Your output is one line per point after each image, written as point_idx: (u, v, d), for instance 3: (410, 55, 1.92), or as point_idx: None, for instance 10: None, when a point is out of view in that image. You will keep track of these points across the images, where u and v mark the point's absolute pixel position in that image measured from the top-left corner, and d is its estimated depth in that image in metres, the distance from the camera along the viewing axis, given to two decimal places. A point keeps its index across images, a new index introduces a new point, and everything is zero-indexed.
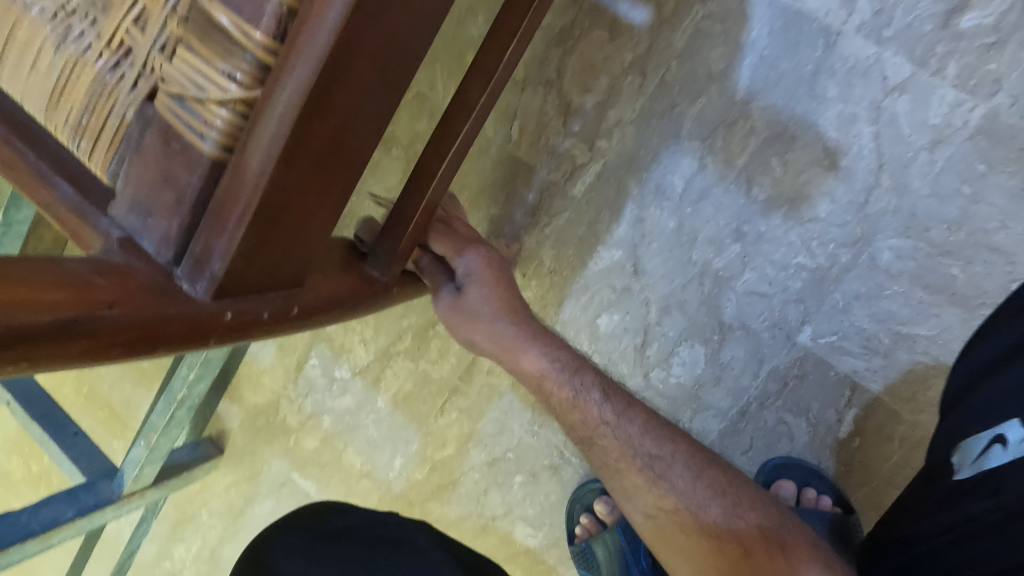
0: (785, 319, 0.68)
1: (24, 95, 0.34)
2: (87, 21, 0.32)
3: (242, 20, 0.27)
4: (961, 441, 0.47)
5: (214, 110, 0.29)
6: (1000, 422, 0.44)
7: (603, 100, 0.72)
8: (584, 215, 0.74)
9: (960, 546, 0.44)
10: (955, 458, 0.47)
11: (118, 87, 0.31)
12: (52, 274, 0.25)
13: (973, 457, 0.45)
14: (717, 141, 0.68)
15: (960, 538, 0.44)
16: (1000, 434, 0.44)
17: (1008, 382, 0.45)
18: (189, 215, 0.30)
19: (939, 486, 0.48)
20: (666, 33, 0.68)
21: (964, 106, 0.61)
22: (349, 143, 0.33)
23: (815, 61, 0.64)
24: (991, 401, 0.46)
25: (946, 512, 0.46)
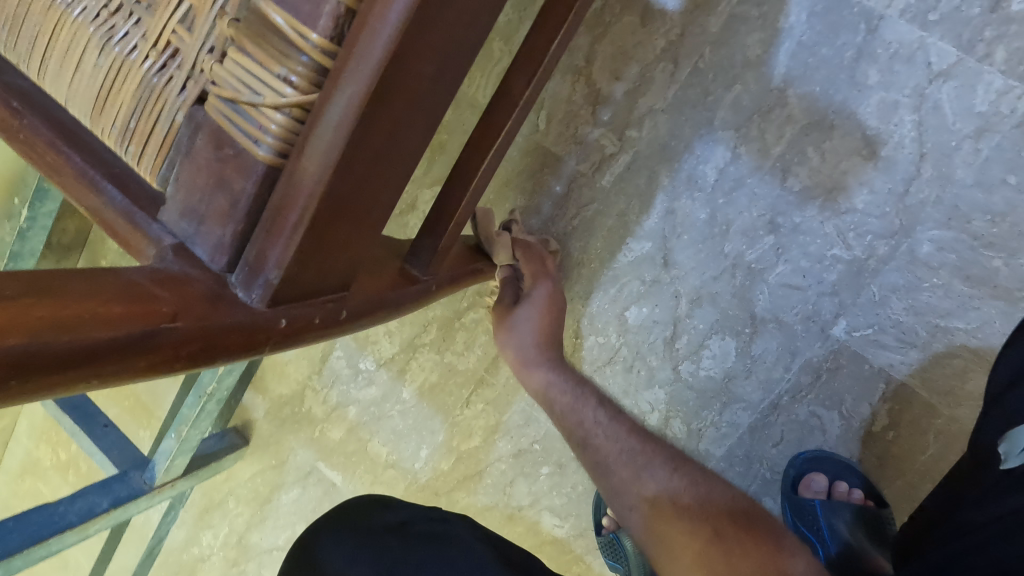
0: (819, 312, 0.67)
1: (67, 98, 0.33)
2: (131, 21, 0.31)
3: (298, 21, 0.26)
4: (1009, 431, 0.47)
5: (269, 115, 0.28)
6: None
7: (634, 88, 0.70)
8: (613, 206, 0.73)
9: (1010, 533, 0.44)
10: (1001, 448, 0.48)
11: (166, 90, 0.30)
12: (109, 288, 0.24)
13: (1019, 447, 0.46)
14: (752, 130, 0.67)
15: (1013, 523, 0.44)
16: None
17: None
18: (244, 222, 0.29)
19: (987, 477, 0.49)
20: (701, 17, 0.66)
21: (1012, 93, 0.59)
22: (401, 144, 0.32)
23: (856, 47, 0.62)
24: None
25: (994, 504, 0.47)
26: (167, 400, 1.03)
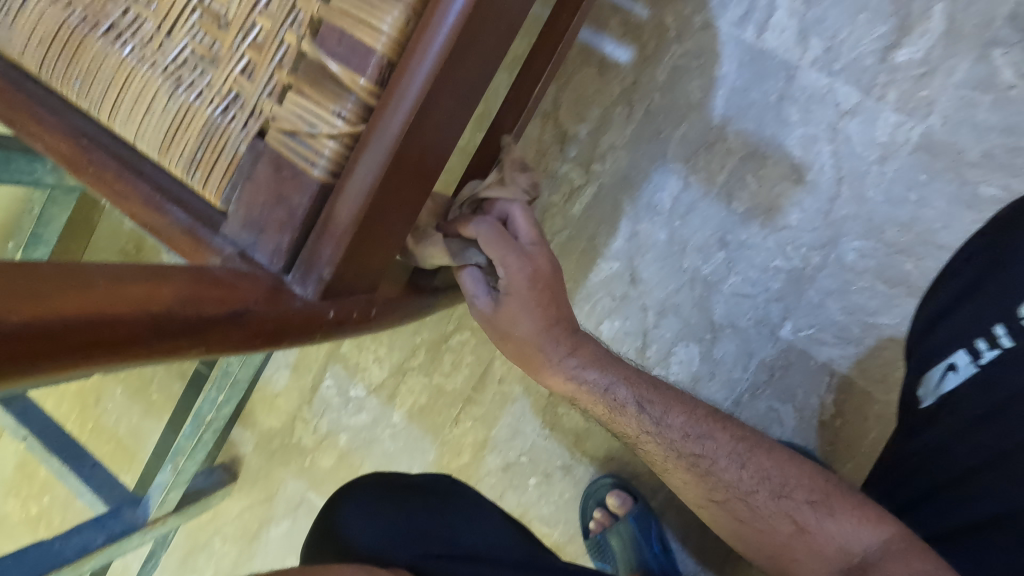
0: (768, 316, 0.77)
1: (136, 137, 0.39)
2: (197, 73, 0.38)
3: (350, 69, 0.34)
4: (924, 373, 0.53)
5: (324, 142, 0.35)
6: (949, 353, 0.50)
7: (597, 128, 0.80)
8: (584, 231, 0.82)
9: (942, 455, 0.50)
10: (918, 390, 0.53)
11: (230, 127, 0.37)
12: (203, 279, 0.30)
13: (935, 385, 0.51)
14: (699, 161, 0.78)
15: (953, 441, 0.49)
16: (952, 361, 0.50)
17: (954, 322, 0.51)
18: (300, 230, 0.36)
19: (912, 414, 0.54)
20: (649, 68, 0.78)
21: (905, 126, 0.71)
22: (425, 167, 0.39)
23: (779, 90, 0.74)
24: (949, 337, 0.51)
25: (922, 434, 0.52)
26: (149, 443, 1.03)
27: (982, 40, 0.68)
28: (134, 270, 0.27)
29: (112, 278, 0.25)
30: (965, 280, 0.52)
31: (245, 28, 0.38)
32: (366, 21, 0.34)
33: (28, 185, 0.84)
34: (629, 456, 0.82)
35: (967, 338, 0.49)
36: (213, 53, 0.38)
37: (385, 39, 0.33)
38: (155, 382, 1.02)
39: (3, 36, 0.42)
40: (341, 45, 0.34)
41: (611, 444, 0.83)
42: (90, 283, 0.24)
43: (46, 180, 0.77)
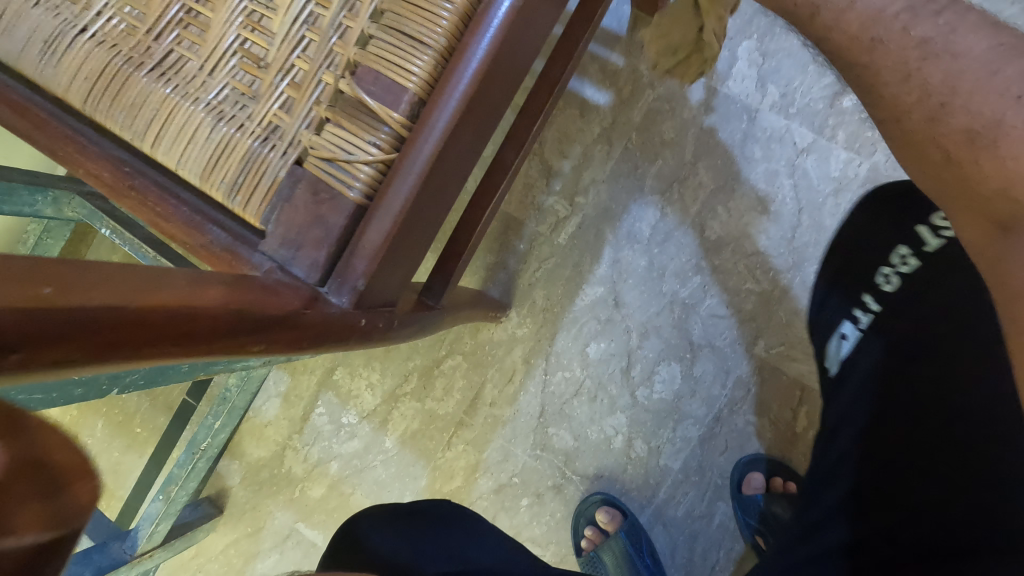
0: (742, 335, 0.83)
1: (177, 165, 0.43)
2: (238, 108, 0.42)
3: (385, 105, 0.39)
4: (827, 349, 0.56)
5: (359, 168, 0.39)
6: (839, 325, 0.55)
7: (580, 164, 0.87)
8: (570, 258, 0.87)
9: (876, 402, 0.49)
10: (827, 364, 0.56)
11: (270, 156, 0.41)
12: (256, 287, 0.33)
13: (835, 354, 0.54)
14: (673, 195, 0.85)
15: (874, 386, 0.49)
16: (841, 332, 0.54)
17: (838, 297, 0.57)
18: (335, 246, 0.39)
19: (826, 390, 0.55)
20: (626, 110, 0.86)
21: (854, 162, 0.81)
22: (444, 191, 0.43)
23: (743, 131, 0.83)
24: (836, 313, 0.56)
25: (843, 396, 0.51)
26: (129, 479, 1.01)
27: None
28: (204, 274, 0.30)
29: (191, 278, 0.28)
30: (832, 270, 0.59)
31: (285, 70, 0.42)
32: (400, 66, 0.39)
33: (24, 217, 0.86)
34: (618, 473, 0.86)
35: (847, 311, 0.54)
36: (254, 91, 0.43)
37: (417, 79, 0.39)
38: (139, 415, 1.01)
39: (50, 74, 0.45)
40: (377, 84, 0.39)
41: (600, 461, 0.86)
42: (174, 280, 0.27)
43: (45, 212, 0.79)
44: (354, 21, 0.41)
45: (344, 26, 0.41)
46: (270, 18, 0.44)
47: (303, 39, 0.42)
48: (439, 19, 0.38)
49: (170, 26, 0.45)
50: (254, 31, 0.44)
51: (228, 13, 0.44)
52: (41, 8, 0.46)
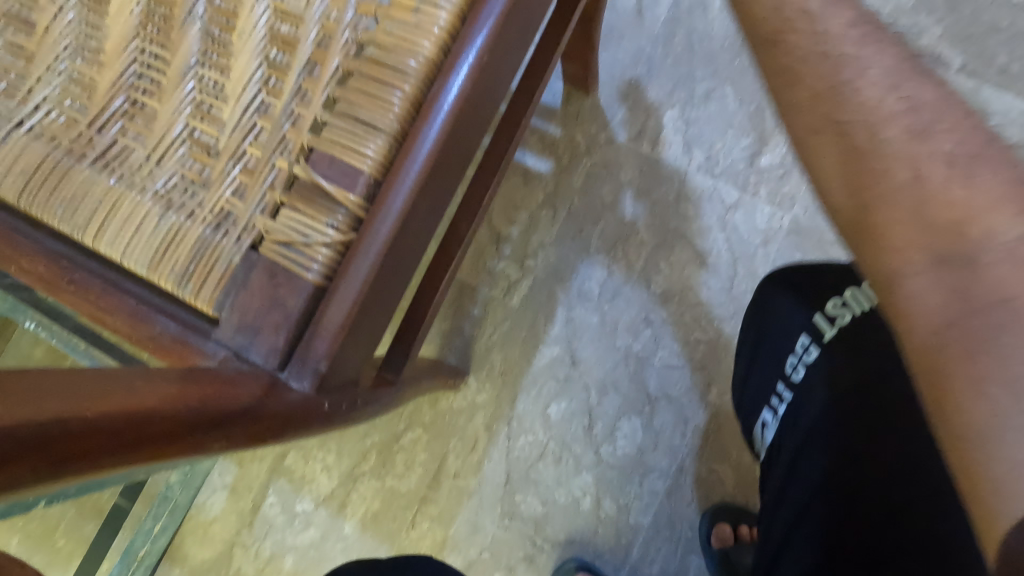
0: (696, 383, 0.85)
1: (121, 256, 0.42)
2: (188, 195, 0.42)
3: (342, 188, 0.40)
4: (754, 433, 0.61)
5: (317, 250, 0.39)
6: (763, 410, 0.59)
7: (527, 229, 0.90)
8: (524, 320, 0.88)
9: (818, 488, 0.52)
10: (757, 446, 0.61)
11: (223, 242, 0.41)
12: (222, 380, 0.32)
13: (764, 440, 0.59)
14: (618, 253, 0.89)
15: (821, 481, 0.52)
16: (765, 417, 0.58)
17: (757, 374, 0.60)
18: (294, 329, 0.39)
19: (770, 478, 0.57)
20: (567, 176, 0.91)
21: (777, 215, 0.87)
22: (403, 267, 0.44)
23: (676, 191, 0.89)
24: (757, 393, 0.60)
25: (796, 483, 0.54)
26: None
27: None
28: (160, 371, 0.29)
29: (147, 378, 0.27)
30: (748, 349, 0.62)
31: (237, 157, 0.43)
32: (355, 150, 0.40)
33: None
34: (590, 536, 0.84)
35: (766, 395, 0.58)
36: (204, 178, 0.42)
37: (373, 162, 0.40)
38: (62, 525, 0.91)
39: None
40: (332, 168, 0.40)
41: (570, 525, 0.84)
42: (132, 381, 0.26)
43: None
44: (307, 109, 0.42)
45: (296, 113, 0.42)
46: (220, 108, 0.44)
47: (255, 127, 0.43)
48: (391, 105, 0.40)
49: (114, 118, 0.45)
50: (203, 120, 0.44)
51: (176, 104, 0.45)
52: None
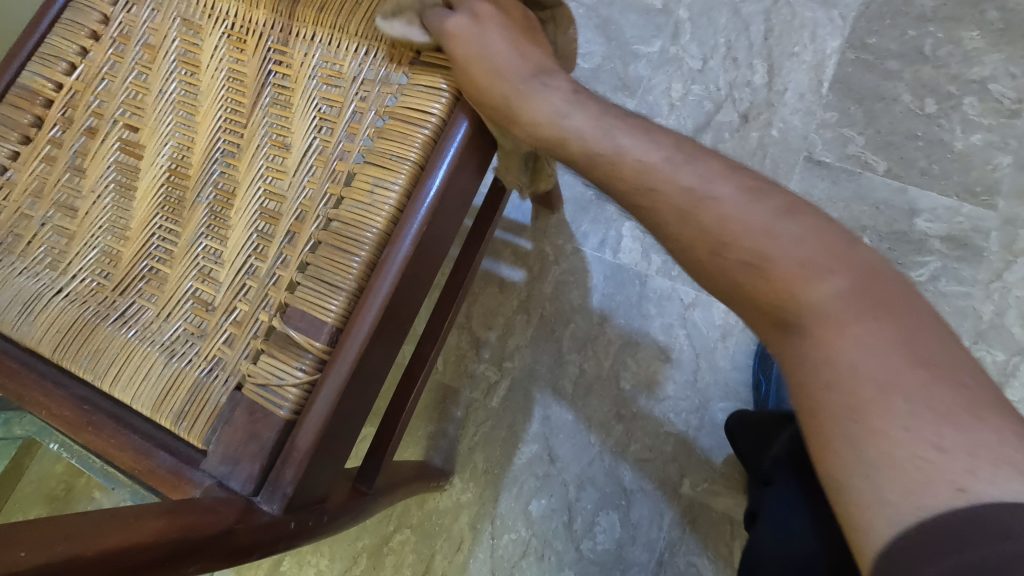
0: (669, 476, 0.89)
1: (132, 400, 0.50)
2: (188, 344, 0.52)
3: (309, 336, 0.48)
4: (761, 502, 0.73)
5: (288, 389, 0.47)
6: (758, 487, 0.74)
7: (503, 333, 0.99)
8: (504, 419, 0.95)
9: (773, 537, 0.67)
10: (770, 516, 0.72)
11: (214, 384, 0.49)
12: (196, 509, 0.39)
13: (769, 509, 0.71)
14: (588, 352, 0.96)
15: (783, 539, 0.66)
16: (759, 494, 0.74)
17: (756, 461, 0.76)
18: (268, 458, 0.46)
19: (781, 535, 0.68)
20: (539, 284, 1.00)
21: (733, 310, 0.95)
22: (366, 395, 0.51)
23: (638, 293, 0.98)
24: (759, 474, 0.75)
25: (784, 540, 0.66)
26: None
27: None
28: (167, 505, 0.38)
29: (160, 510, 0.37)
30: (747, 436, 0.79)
31: (228, 311, 0.52)
32: (322, 304, 0.49)
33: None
34: None
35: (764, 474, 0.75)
36: (202, 329, 0.52)
37: (335, 314, 0.49)
38: None
39: (24, 329, 0.54)
40: (303, 320, 0.49)
41: None
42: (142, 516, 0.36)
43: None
44: (285, 270, 0.52)
45: (277, 274, 0.52)
46: (218, 270, 0.55)
47: (245, 286, 0.53)
48: (351, 267, 0.50)
49: (134, 282, 0.56)
50: (204, 281, 0.54)
51: (184, 268, 0.56)
52: (26, 276, 0.57)
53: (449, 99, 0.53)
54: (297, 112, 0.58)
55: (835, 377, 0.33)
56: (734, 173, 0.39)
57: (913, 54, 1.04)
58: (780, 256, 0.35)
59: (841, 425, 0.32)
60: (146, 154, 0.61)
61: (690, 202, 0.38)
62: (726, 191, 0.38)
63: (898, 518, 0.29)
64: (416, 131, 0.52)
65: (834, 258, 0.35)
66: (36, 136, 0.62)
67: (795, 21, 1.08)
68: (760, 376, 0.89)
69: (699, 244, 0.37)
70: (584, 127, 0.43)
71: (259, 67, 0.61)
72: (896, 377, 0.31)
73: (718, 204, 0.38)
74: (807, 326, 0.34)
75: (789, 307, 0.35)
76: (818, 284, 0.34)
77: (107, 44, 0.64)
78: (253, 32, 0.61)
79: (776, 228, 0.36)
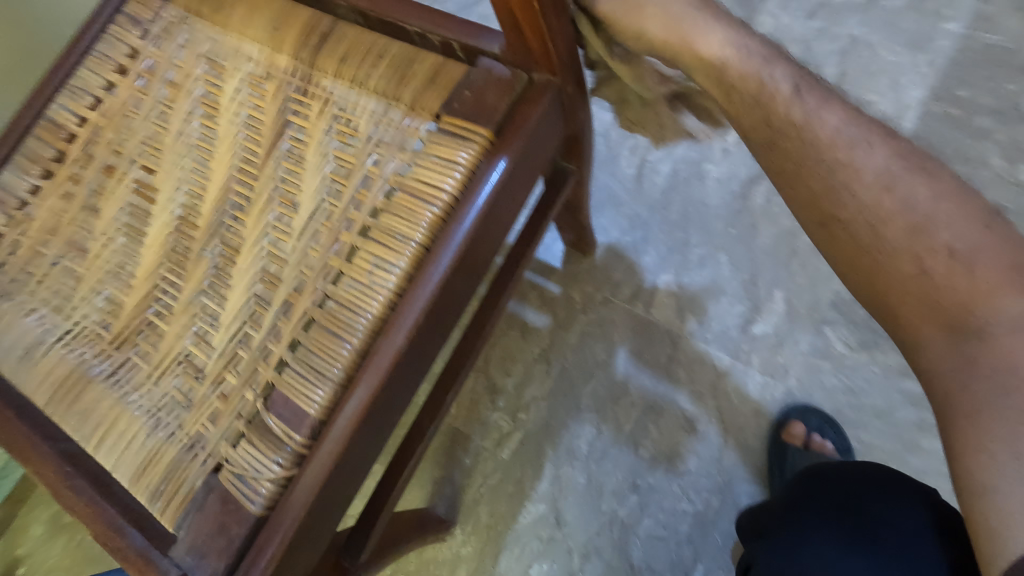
0: (681, 558, 0.83)
1: (113, 467, 0.49)
2: (173, 414, 0.50)
3: (289, 428, 0.46)
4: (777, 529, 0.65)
5: (263, 483, 0.45)
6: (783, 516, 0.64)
7: (521, 381, 0.94)
8: (513, 474, 0.90)
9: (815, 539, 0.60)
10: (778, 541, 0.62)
11: (191, 463, 0.47)
12: None
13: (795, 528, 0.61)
14: (608, 413, 0.90)
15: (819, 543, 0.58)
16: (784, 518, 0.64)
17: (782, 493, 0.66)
18: (234, 556, 0.44)
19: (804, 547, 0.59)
20: (563, 333, 0.95)
21: (769, 385, 0.88)
22: (348, 488, 0.48)
23: (668, 354, 0.91)
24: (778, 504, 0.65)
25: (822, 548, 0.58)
26: None
27: (812, 322, 0.89)
28: None
29: None
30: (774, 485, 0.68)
31: (217, 381, 0.50)
32: (307, 393, 0.46)
33: None
34: None
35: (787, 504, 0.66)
36: (189, 399, 0.50)
37: (318, 406, 0.46)
38: None
39: (22, 376, 0.54)
40: (286, 408, 0.47)
41: None
42: None
43: None
44: (276, 345, 0.50)
45: (268, 349, 0.50)
46: (213, 333, 0.53)
47: (236, 356, 0.51)
48: (340, 354, 0.47)
49: (132, 336, 0.54)
50: (198, 344, 0.52)
51: (181, 326, 0.54)
52: (31, 319, 0.56)
53: (462, 177, 0.49)
54: (309, 168, 0.55)
55: (1009, 368, 0.39)
56: (968, 203, 0.44)
57: (1009, 113, 0.92)
58: (943, 237, 0.43)
59: (981, 405, 0.39)
60: (159, 198, 0.59)
61: (881, 183, 0.45)
62: (909, 175, 0.45)
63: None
64: (424, 208, 0.49)
65: (1011, 285, 0.41)
66: (57, 171, 0.61)
67: (874, 65, 0.98)
68: (776, 463, 0.83)
69: (916, 251, 0.43)
70: (808, 103, 0.48)
71: (277, 116, 0.58)
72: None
73: (919, 209, 0.44)
74: (986, 333, 0.40)
75: (868, 266, 0.45)
76: (939, 234, 0.43)
77: (133, 80, 0.62)
78: (274, 78, 0.59)
79: (954, 227, 0.44)
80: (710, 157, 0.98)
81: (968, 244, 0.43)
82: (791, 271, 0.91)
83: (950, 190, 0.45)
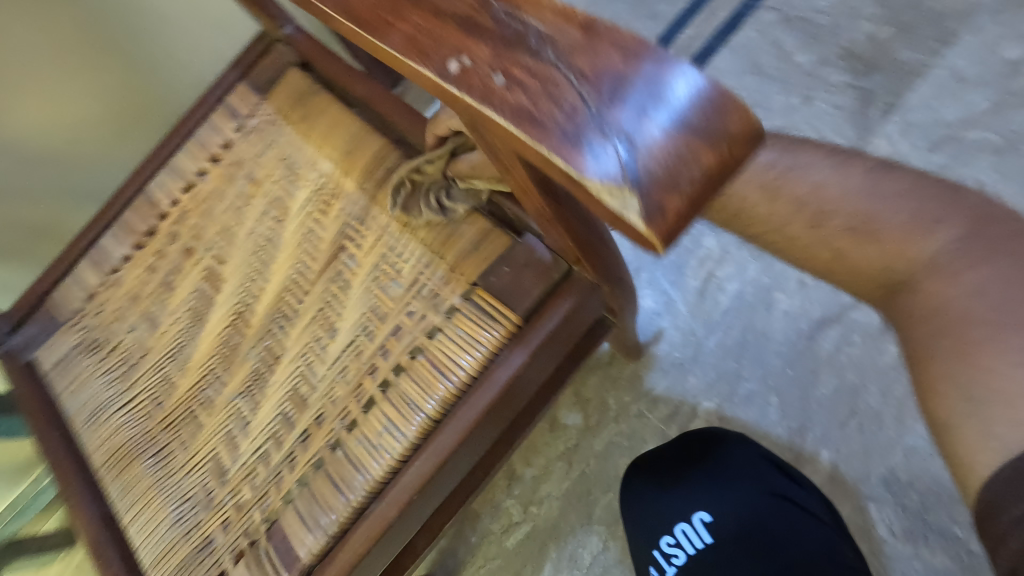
0: None
1: (140, 545, 0.56)
2: (194, 510, 0.55)
3: (281, 563, 0.50)
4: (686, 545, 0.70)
5: None
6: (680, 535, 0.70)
7: (540, 475, 0.95)
8: (514, 565, 0.92)
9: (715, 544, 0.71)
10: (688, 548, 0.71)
11: (198, 565, 0.53)
12: None
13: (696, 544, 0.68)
14: (618, 530, 0.89)
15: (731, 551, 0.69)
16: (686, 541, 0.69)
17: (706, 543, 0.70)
18: None
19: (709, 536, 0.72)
20: (590, 436, 0.94)
21: None
22: None
23: None
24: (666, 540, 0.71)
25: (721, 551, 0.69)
26: None
27: (857, 495, 0.83)
28: None
29: None
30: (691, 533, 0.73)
31: (234, 490, 0.55)
32: (303, 534, 0.50)
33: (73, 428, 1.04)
34: None
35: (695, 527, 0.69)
36: (209, 500, 0.55)
37: (310, 551, 0.50)
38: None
39: (88, 435, 0.62)
40: (283, 543, 0.51)
41: None
42: None
43: None
44: (289, 473, 0.54)
45: (281, 474, 0.54)
46: (241, 439, 0.57)
47: (255, 469, 0.55)
48: (338, 506, 0.50)
49: (177, 420, 0.60)
50: (227, 446, 0.58)
51: (217, 423, 0.59)
52: (104, 379, 0.64)
53: (481, 358, 0.50)
54: (352, 298, 0.58)
55: (934, 314, 0.33)
56: (916, 182, 0.34)
57: None
58: (893, 235, 0.34)
59: (965, 396, 0.31)
60: (223, 289, 0.65)
61: None
62: (805, 158, 0.36)
63: (1011, 449, 0.30)
64: (440, 381, 0.50)
65: (948, 219, 0.33)
66: (147, 245, 0.69)
67: None
68: None
69: (866, 262, 0.34)
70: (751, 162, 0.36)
71: (335, 236, 0.61)
72: (1013, 298, 0.31)
73: (828, 194, 0.35)
74: (914, 281, 0.34)
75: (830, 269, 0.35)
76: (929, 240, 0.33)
77: (222, 171, 0.68)
78: (339, 199, 0.62)
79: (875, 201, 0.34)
80: (782, 287, 0.92)
81: (911, 213, 0.33)
82: (845, 433, 0.85)
83: (888, 178, 0.35)
